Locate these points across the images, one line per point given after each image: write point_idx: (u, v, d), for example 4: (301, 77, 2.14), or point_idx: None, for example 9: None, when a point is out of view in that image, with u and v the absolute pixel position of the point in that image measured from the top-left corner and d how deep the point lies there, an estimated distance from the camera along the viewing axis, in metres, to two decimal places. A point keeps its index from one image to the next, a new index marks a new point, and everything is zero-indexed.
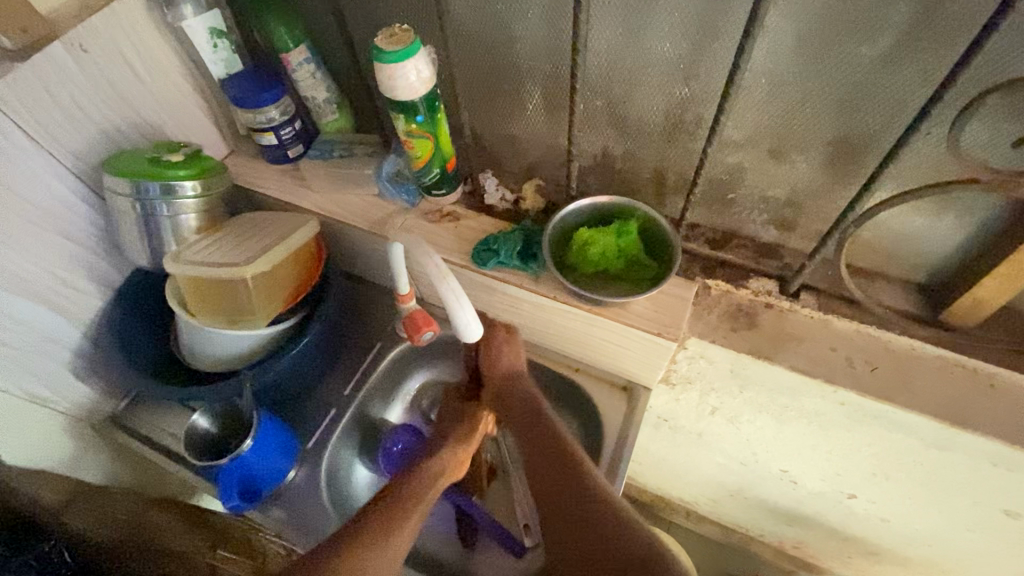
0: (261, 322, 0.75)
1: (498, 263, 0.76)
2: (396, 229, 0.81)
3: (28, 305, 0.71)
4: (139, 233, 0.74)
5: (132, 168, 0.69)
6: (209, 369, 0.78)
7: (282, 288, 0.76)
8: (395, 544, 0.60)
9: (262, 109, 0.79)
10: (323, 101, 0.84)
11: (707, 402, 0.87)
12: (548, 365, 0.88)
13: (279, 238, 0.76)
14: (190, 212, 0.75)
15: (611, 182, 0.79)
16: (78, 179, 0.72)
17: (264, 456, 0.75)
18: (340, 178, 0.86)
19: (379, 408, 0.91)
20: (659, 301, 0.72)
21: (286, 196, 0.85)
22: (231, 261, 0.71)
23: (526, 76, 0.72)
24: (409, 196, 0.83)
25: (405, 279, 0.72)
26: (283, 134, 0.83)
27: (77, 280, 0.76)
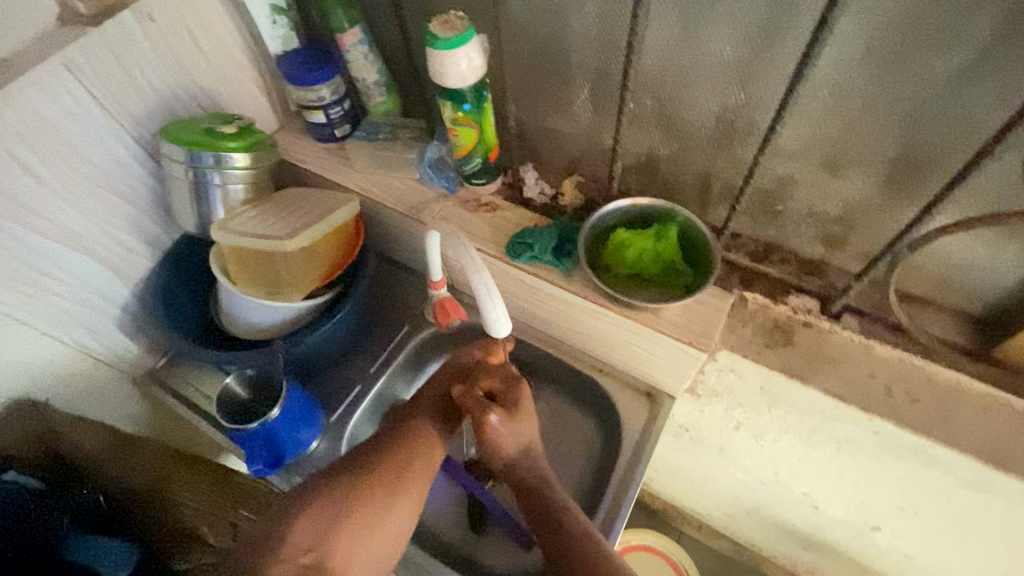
0: (296, 297, 0.76)
1: (531, 257, 0.76)
2: (433, 215, 0.82)
3: (80, 259, 0.75)
4: (189, 198, 0.77)
5: (188, 136, 0.72)
6: (245, 336, 0.80)
7: (319, 265, 0.78)
8: (385, 489, 0.66)
9: (314, 88, 0.81)
10: (373, 83, 0.85)
11: (732, 415, 0.86)
12: (572, 363, 0.88)
13: (322, 215, 0.78)
14: (238, 182, 0.77)
15: (652, 184, 0.78)
16: (137, 142, 0.75)
17: (290, 424, 0.77)
18: (383, 160, 0.87)
19: (401, 388, 0.93)
20: (692, 310, 0.71)
21: (330, 174, 0.87)
22: (273, 235, 0.73)
23: (576, 71, 0.71)
24: (449, 183, 0.83)
25: (438, 267, 0.75)
26: (331, 113, 0.85)
27: (128, 239, 0.79)
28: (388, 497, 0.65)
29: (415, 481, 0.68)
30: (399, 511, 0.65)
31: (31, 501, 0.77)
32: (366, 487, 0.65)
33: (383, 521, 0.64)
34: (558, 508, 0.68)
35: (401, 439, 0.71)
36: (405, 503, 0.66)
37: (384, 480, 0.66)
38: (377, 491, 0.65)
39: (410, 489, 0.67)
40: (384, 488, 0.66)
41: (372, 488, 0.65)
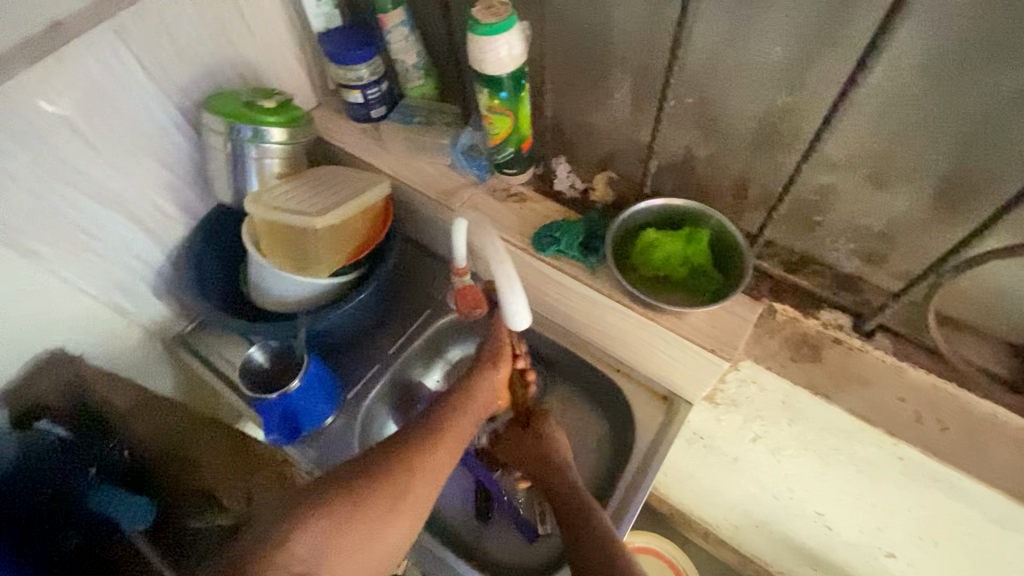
0: (323, 273, 0.77)
1: (557, 251, 0.75)
2: (462, 202, 0.82)
3: (120, 221, 0.77)
4: (227, 169, 0.78)
5: (230, 109, 0.74)
6: (270, 309, 0.82)
7: (348, 244, 0.79)
8: (388, 503, 0.59)
9: (353, 67, 0.81)
10: (412, 65, 0.85)
11: (749, 427, 0.84)
12: (590, 361, 0.87)
13: (353, 194, 0.79)
14: (274, 157, 0.79)
15: (687, 186, 0.76)
16: (180, 111, 0.77)
17: (308, 397, 0.79)
18: (416, 144, 0.87)
19: (417, 371, 0.94)
20: (717, 317, 0.70)
21: (364, 154, 0.87)
22: (306, 211, 0.74)
23: (617, 65, 0.70)
24: (479, 170, 0.83)
25: (463, 253, 0.75)
26: (369, 93, 0.85)
27: (166, 205, 0.81)
28: (391, 511, 0.59)
29: (422, 495, 0.61)
30: (399, 527, 0.59)
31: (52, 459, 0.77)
32: (367, 499, 0.58)
33: (381, 539, 0.58)
34: (586, 518, 0.66)
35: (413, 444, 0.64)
36: (407, 519, 0.60)
37: (390, 491, 0.59)
38: (379, 504, 0.58)
39: (414, 504, 0.60)
40: (389, 501, 0.59)
41: (374, 502, 0.58)
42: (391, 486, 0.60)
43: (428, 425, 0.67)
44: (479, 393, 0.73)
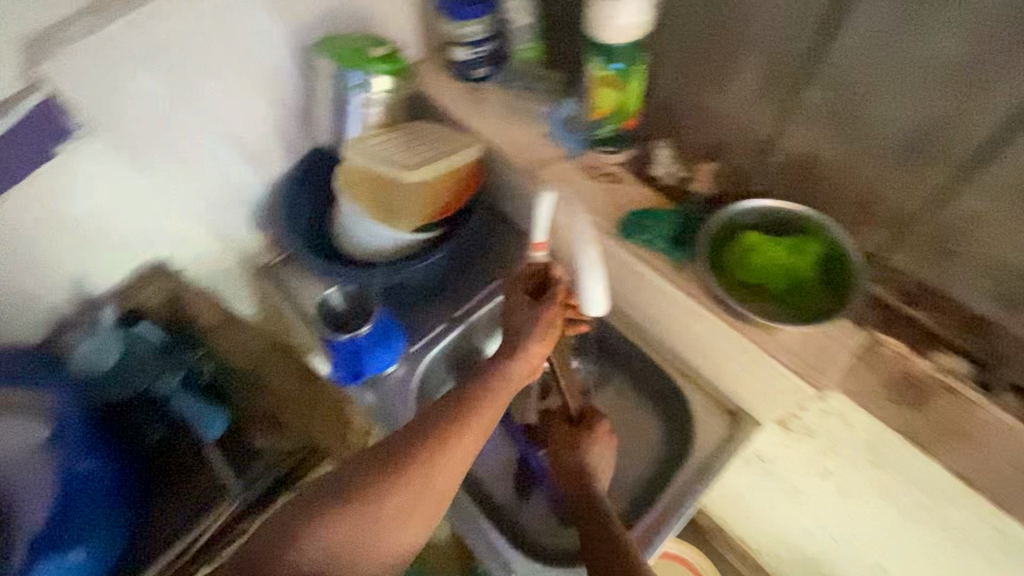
0: (404, 227, 0.78)
1: (644, 240, 0.71)
2: (552, 175, 0.78)
3: (230, 149, 0.82)
4: (331, 111, 0.80)
5: (343, 53, 0.76)
6: (349, 255, 0.84)
7: (431, 202, 0.79)
8: (405, 502, 0.55)
9: (465, 22, 0.80)
10: (521, 26, 0.83)
11: (821, 461, 0.78)
12: (658, 359, 0.84)
13: (442, 153, 0.78)
14: (376, 105, 0.80)
15: (802, 191, 0.69)
16: (294, 49, 0.79)
17: (375, 345, 0.81)
18: (514, 109, 0.84)
19: (480, 338, 0.94)
20: (812, 338, 0.64)
21: (458, 113, 0.85)
22: (397, 162, 0.76)
23: (750, 48, 0.64)
24: (576, 144, 0.79)
25: (544, 228, 0.70)
26: (476, 51, 0.84)
27: (270, 140, 0.85)
28: (409, 509, 0.55)
29: (443, 492, 0.57)
30: (416, 525, 0.56)
31: (149, 356, 0.81)
32: (380, 500, 0.54)
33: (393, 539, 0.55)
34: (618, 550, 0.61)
35: (439, 427, 0.58)
36: (424, 518, 0.56)
37: (406, 492, 0.55)
38: (393, 506, 0.55)
39: (431, 503, 0.56)
40: (405, 501, 0.55)
41: (390, 503, 0.54)
42: (410, 483, 0.55)
43: (454, 402, 0.61)
44: (514, 375, 0.64)
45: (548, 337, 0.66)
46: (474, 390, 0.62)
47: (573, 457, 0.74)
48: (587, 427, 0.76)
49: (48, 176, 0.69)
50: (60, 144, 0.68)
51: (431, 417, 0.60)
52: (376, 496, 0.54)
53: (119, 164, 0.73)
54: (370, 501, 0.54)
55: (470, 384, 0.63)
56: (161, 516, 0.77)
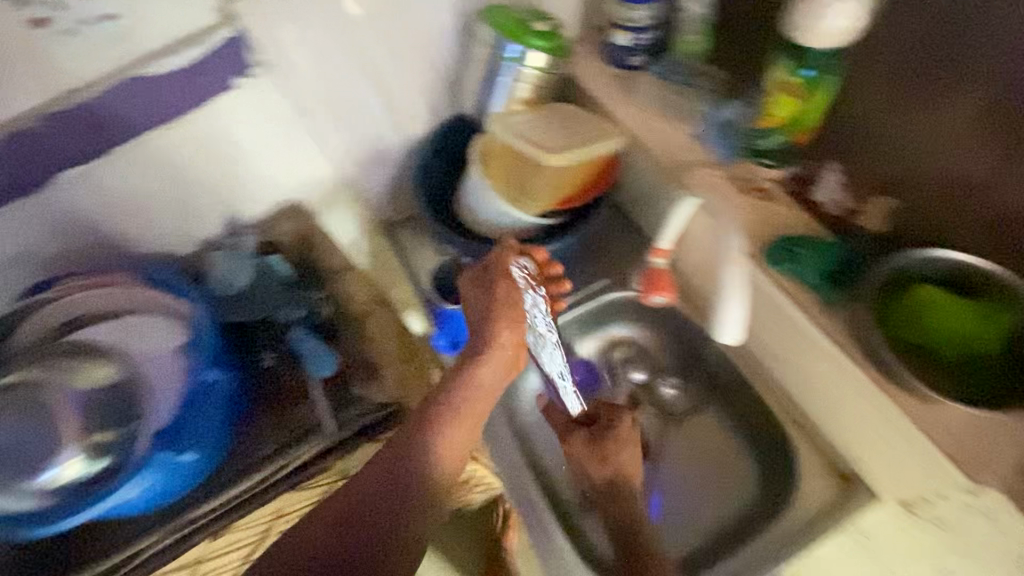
0: (531, 213, 0.78)
1: (793, 272, 0.65)
2: (695, 180, 0.72)
3: (378, 106, 0.84)
4: (480, 80, 0.79)
5: (504, 22, 0.74)
6: (468, 227, 0.84)
7: (563, 190, 0.77)
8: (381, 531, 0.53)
9: (635, 6, 0.77)
10: (696, 16, 0.76)
11: (943, 553, 0.69)
12: (769, 397, 0.79)
13: (583, 141, 0.75)
14: (525, 81, 0.78)
15: (997, 250, 0.60)
16: (460, 16, 0.80)
17: None
18: (666, 105, 0.79)
19: (574, 333, 0.90)
20: (976, 422, 0.55)
21: (604, 99, 0.81)
22: (540, 146, 0.73)
23: (986, 74, 0.54)
24: (727, 150, 0.73)
25: (669, 235, 0.76)
26: (638, 38, 0.79)
27: (415, 102, 0.86)
28: (388, 534, 0.53)
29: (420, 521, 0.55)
30: (407, 550, 0.54)
31: (278, 287, 0.84)
32: (352, 531, 0.52)
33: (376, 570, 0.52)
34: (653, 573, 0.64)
35: (405, 446, 0.57)
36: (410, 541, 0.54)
37: (376, 525, 0.53)
38: (367, 537, 0.53)
39: (408, 526, 0.54)
40: (375, 534, 0.53)
41: (363, 534, 0.53)
42: (382, 510, 0.54)
43: (415, 423, 0.59)
44: (485, 380, 0.61)
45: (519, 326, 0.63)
46: (434, 407, 0.60)
47: (598, 464, 0.69)
48: (612, 429, 0.69)
49: (159, 142, 0.73)
50: (237, 79, 0.72)
51: (397, 438, 0.58)
52: (350, 525, 0.53)
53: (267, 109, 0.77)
54: (344, 535, 0.52)
55: (433, 401, 0.60)
56: (248, 446, 0.73)
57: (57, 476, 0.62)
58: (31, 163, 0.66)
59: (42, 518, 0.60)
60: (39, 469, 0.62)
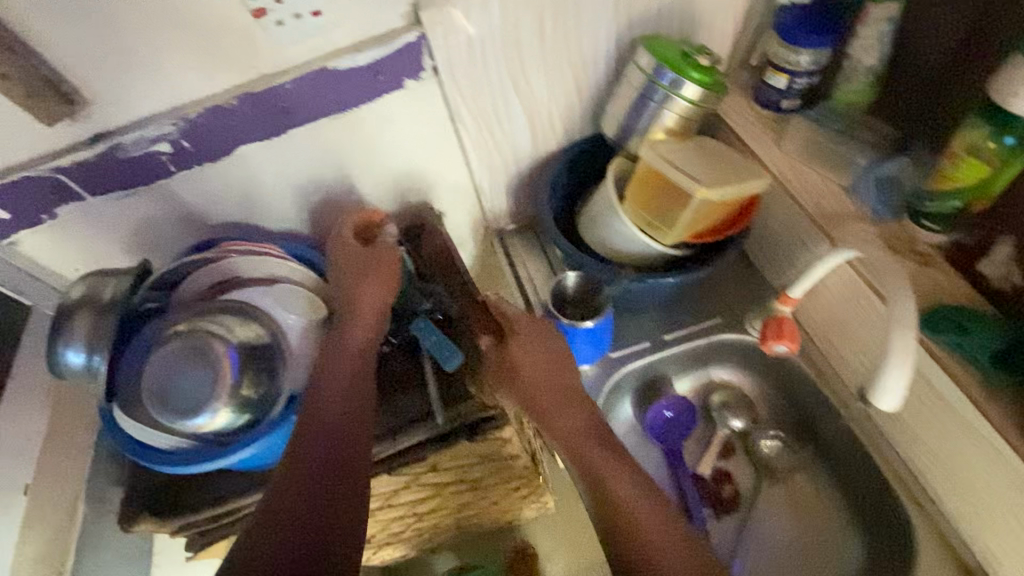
0: (665, 241, 0.77)
1: (954, 343, 0.61)
2: (846, 233, 0.70)
3: (521, 118, 0.86)
4: (629, 105, 0.81)
5: (667, 53, 0.75)
6: (593, 245, 0.84)
7: (702, 224, 0.76)
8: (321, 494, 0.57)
9: (799, 50, 0.75)
10: (864, 68, 0.74)
11: None
12: (885, 468, 0.74)
13: (737, 176, 0.72)
14: (675, 112, 0.78)
15: None
16: (616, 40, 0.81)
17: (589, 339, 0.82)
18: (816, 152, 0.77)
19: (676, 369, 0.89)
20: None
21: (751, 140, 0.80)
22: (691, 175, 0.71)
23: None
24: (882, 208, 0.70)
25: (801, 287, 0.74)
26: (796, 82, 0.78)
27: (555, 119, 0.88)
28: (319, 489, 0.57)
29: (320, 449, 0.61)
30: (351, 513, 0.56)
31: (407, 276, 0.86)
32: (292, 495, 0.56)
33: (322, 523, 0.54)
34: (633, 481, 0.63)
35: (313, 395, 0.67)
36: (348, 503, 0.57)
37: (304, 489, 0.57)
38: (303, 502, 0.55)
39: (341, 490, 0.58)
40: (308, 497, 0.56)
41: (300, 499, 0.56)
42: (309, 478, 0.58)
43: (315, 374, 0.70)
44: (356, 316, 0.75)
45: (382, 275, 0.78)
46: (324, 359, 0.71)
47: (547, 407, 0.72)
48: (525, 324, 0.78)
49: (309, 135, 0.79)
50: (410, 80, 0.77)
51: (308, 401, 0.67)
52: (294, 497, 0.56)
53: (423, 110, 0.82)
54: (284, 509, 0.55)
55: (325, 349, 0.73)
56: None
57: (204, 424, 0.65)
58: (227, 131, 0.74)
59: (179, 456, 0.67)
60: (190, 414, 0.65)
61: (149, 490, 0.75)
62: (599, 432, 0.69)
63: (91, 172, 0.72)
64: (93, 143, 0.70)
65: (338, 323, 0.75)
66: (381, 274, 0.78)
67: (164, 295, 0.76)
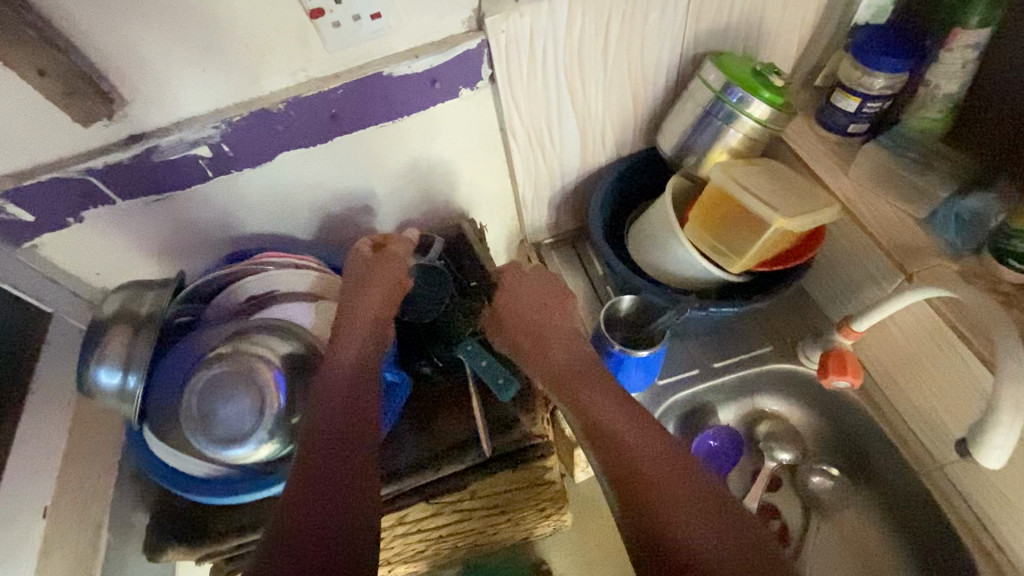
0: (733, 268, 0.73)
1: None
2: (924, 269, 0.67)
3: (572, 131, 0.82)
4: (690, 123, 0.77)
5: (736, 69, 0.72)
6: (648, 268, 0.81)
7: (771, 250, 0.72)
8: (321, 509, 0.51)
9: (874, 73, 0.71)
10: (942, 95, 0.70)
11: None
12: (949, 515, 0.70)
13: (811, 203, 0.69)
14: (740, 131, 0.74)
15: None
16: (678, 55, 0.77)
17: (641, 367, 0.78)
18: (886, 180, 0.73)
19: (720, 398, 0.85)
20: None
21: (817, 165, 0.77)
22: (764, 201, 0.68)
23: None
24: (962, 243, 0.67)
25: (867, 321, 0.71)
26: (866, 106, 0.74)
27: (607, 133, 0.84)
28: (319, 502, 0.51)
29: (321, 456, 0.56)
30: (354, 529, 0.50)
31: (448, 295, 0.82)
32: (293, 510, 0.50)
33: (321, 542, 0.48)
34: (673, 470, 0.54)
35: (314, 400, 0.63)
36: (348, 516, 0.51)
37: (304, 503, 0.51)
38: (303, 519, 0.50)
39: (340, 501, 0.52)
40: (306, 511, 0.50)
41: (302, 515, 0.50)
42: (310, 491, 0.52)
43: (316, 380, 0.66)
44: (358, 316, 0.72)
45: (385, 279, 0.75)
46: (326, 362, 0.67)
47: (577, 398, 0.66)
48: (549, 333, 0.77)
49: (355, 143, 0.75)
50: (465, 89, 0.73)
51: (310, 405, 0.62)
52: (295, 513, 0.50)
53: (473, 120, 0.78)
54: (283, 529, 0.49)
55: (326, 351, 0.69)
56: (389, 450, 0.75)
57: (246, 454, 0.63)
58: (272, 137, 0.70)
59: (215, 485, 0.65)
60: (232, 444, 0.63)
61: (170, 520, 0.70)
62: (632, 416, 0.61)
63: (125, 176, 0.68)
64: (129, 145, 0.66)
65: (337, 324, 0.71)
66: (384, 277, 0.75)
67: (196, 308, 0.74)
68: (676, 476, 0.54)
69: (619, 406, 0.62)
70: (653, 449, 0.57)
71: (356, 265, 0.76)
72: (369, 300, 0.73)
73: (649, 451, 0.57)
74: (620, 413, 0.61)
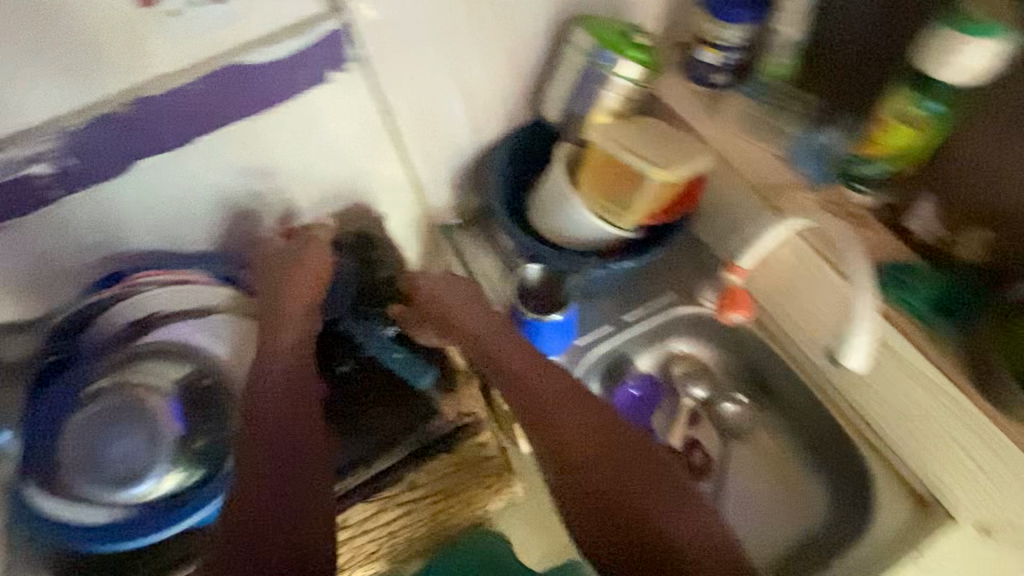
0: (625, 224, 0.76)
1: (899, 300, 0.69)
2: (792, 202, 0.73)
3: (457, 107, 0.80)
4: (570, 88, 0.78)
5: (605, 33, 0.74)
6: (548, 236, 0.82)
7: (657, 204, 0.76)
8: (281, 512, 0.57)
9: (729, 25, 0.76)
10: (788, 40, 0.76)
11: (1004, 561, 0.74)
12: (838, 416, 0.80)
13: (687, 154, 0.73)
14: (616, 92, 0.77)
15: None
16: (550, 23, 0.78)
17: (557, 332, 0.82)
18: (752, 125, 0.79)
19: (636, 347, 0.88)
20: None
21: (691, 117, 0.81)
22: (644, 157, 0.72)
23: None
24: (819, 174, 0.75)
25: (752, 256, 0.76)
26: (726, 57, 0.79)
27: (493, 106, 0.84)
28: (275, 505, 0.57)
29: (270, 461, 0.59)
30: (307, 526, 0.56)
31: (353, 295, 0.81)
32: (249, 519, 0.56)
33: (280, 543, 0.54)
34: (592, 424, 0.64)
35: (255, 402, 0.63)
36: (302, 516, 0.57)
37: (259, 510, 0.56)
38: (259, 523, 0.55)
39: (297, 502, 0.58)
40: (262, 517, 0.56)
41: (259, 522, 0.56)
42: (262, 498, 0.57)
43: (250, 382, 0.65)
44: (285, 312, 0.70)
45: (308, 269, 0.72)
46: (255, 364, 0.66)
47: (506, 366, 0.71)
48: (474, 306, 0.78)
49: (222, 142, 0.69)
50: (336, 72, 0.70)
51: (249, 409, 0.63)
52: (250, 521, 0.55)
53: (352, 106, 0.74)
54: (243, 534, 0.55)
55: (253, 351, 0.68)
56: None
57: (149, 489, 0.62)
58: (123, 142, 0.63)
59: (118, 530, 0.61)
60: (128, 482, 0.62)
61: None
62: (563, 378, 0.69)
63: None
64: None
65: (263, 322, 0.69)
66: (306, 268, 0.72)
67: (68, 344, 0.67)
68: (596, 426, 0.64)
69: (552, 370, 0.70)
70: (580, 406, 0.66)
71: (273, 259, 0.73)
72: (290, 292, 0.71)
73: (574, 408, 0.66)
74: (556, 377, 0.69)
